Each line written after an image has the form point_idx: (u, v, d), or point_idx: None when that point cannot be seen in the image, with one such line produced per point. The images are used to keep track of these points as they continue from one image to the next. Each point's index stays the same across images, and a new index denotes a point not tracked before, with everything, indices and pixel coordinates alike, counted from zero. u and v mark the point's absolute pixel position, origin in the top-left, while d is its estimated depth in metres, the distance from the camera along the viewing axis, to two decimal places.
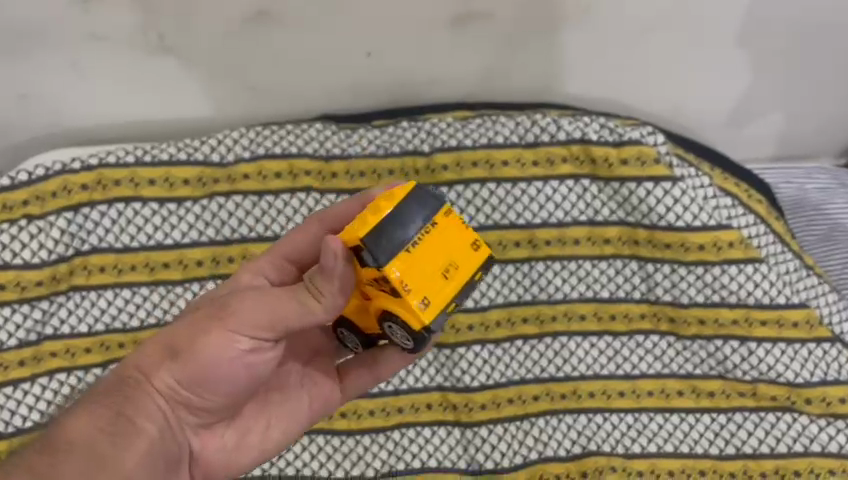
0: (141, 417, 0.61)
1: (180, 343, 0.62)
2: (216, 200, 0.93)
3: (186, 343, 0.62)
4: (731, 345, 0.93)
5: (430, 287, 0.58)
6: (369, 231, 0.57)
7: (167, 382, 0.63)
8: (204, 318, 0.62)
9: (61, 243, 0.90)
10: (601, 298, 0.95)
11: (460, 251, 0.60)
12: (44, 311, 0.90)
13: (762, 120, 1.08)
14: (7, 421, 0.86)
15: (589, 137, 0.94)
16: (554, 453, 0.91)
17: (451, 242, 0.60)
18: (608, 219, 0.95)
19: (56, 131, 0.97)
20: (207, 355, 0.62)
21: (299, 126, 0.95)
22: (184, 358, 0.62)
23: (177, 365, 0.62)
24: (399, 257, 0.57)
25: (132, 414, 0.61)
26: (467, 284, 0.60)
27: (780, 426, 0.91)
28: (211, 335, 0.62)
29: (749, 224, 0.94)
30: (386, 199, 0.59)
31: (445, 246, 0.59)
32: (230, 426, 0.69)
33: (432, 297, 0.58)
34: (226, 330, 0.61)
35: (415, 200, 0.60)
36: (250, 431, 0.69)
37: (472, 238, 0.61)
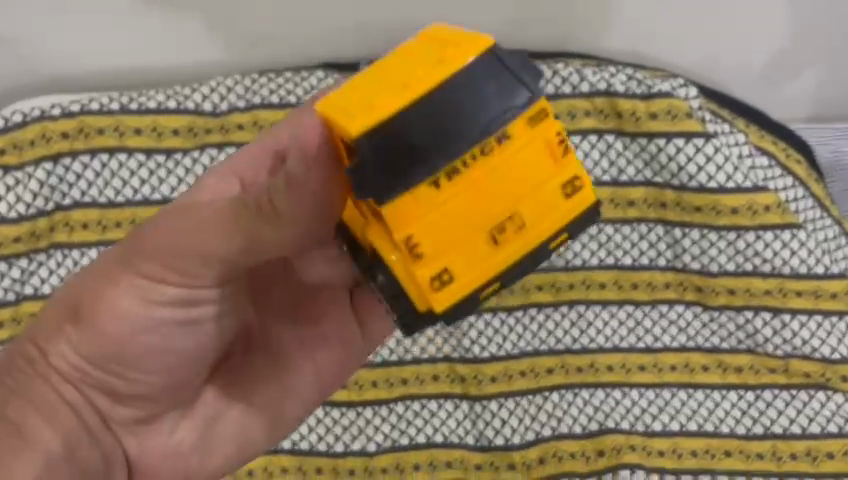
0: (33, 407, 0.52)
1: (79, 305, 0.53)
2: (208, 152, 0.86)
3: (85, 308, 0.53)
4: (763, 318, 0.86)
5: (461, 254, 0.36)
6: (374, 129, 0.33)
7: (67, 357, 0.53)
8: (104, 275, 0.52)
9: (40, 197, 0.84)
10: (623, 265, 0.88)
11: (536, 198, 0.37)
12: (23, 270, 0.84)
13: (806, 79, 0.97)
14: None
15: (615, 89, 0.87)
16: (569, 430, 0.85)
17: (528, 175, 0.36)
18: (633, 179, 0.88)
19: (36, 77, 0.89)
20: (110, 315, 0.52)
21: (298, 73, 0.87)
22: (84, 325, 0.53)
23: (77, 333, 0.53)
24: (417, 195, 0.35)
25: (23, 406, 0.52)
26: (528, 257, 0.38)
27: (812, 405, 0.84)
28: (116, 292, 0.52)
29: (786, 186, 0.87)
30: (420, 62, 0.35)
31: (506, 187, 0.36)
32: (184, 411, 0.59)
33: (458, 271, 0.37)
34: (134, 281, 0.52)
35: (472, 88, 0.34)
36: (221, 414, 0.60)
37: (559, 178, 0.37)
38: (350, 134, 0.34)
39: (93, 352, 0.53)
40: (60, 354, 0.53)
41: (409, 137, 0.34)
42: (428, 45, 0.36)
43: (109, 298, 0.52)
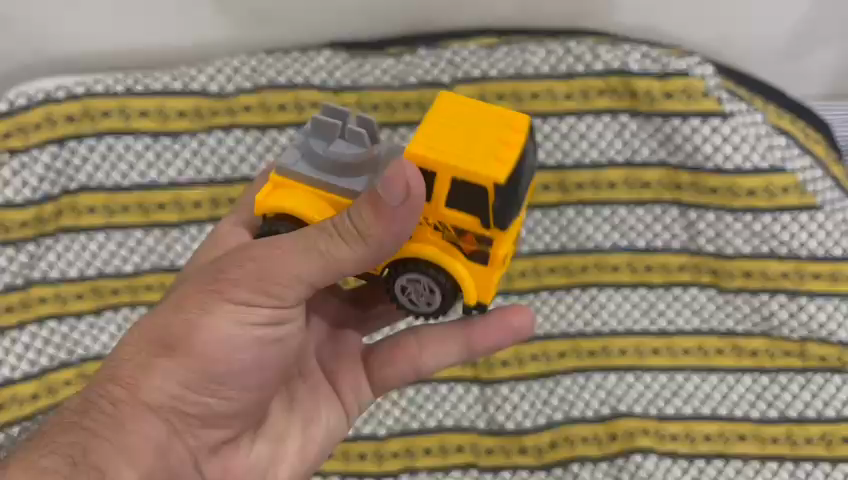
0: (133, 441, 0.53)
1: (172, 335, 0.54)
2: (216, 134, 0.85)
3: (180, 338, 0.54)
4: (779, 300, 0.85)
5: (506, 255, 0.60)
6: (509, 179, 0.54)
7: (162, 389, 0.54)
8: (198, 304, 0.54)
9: (47, 181, 0.83)
10: (637, 247, 0.87)
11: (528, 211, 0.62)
12: (32, 254, 0.82)
13: (829, 55, 0.93)
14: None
15: (629, 68, 0.85)
16: (581, 414, 0.84)
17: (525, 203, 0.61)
18: (648, 160, 0.86)
19: (39, 59, 0.88)
20: (205, 345, 0.54)
21: (307, 53, 0.86)
22: (180, 354, 0.54)
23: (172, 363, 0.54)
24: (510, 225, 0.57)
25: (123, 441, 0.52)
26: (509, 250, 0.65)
27: (829, 388, 0.83)
28: (211, 323, 0.54)
29: (805, 167, 0.85)
30: (505, 129, 0.55)
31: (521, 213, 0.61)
32: (256, 437, 0.62)
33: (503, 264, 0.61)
34: (227, 309, 0.54)
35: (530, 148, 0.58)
36: (284, 439, 0.64)
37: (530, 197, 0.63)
38: (501, 181, 0.53)
39: (185, 381, 0.55)
40: (151, 390, 0.54)
41: (515, 187, 0.55)
42: (498, 117, 0.56)
43: (202, 329, 0.54)
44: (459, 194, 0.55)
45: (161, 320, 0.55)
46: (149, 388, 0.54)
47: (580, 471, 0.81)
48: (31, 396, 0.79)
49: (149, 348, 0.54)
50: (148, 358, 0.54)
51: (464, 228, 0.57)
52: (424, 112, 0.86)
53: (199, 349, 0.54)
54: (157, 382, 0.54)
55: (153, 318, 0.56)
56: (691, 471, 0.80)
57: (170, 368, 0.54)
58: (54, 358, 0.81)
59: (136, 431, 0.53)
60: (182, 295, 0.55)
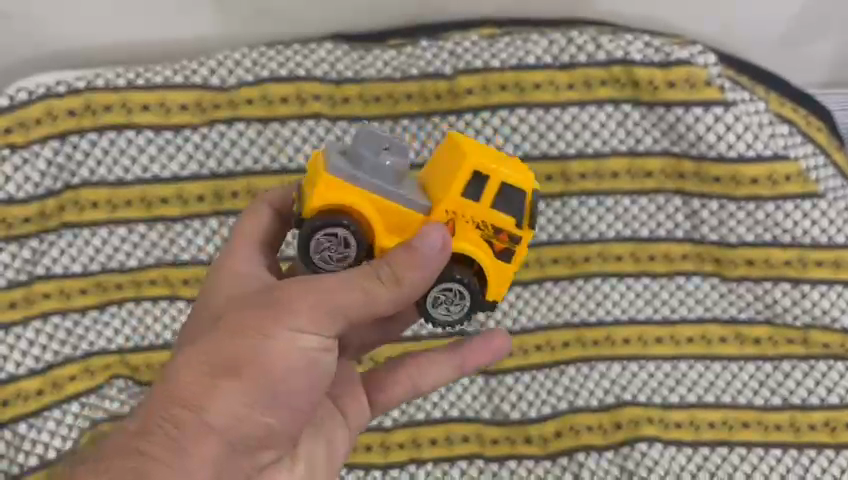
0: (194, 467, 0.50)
1: (236, 358, 0.52)
2: (218, 128, 0.85)
3: (243, 362, 0.52)
4: (782, 288, 0.85)
5: None
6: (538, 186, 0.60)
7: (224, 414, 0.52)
8: (259, 329, 0.52)
9: (49, 176, 0.83)
10: (639, 237, 0.87)
11: None
12: (35, 250, 0.83)
13: (827, 43, 0.93)
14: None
15: (632, 57, 0.84)
16: (586, 403, 0.84)
17: None
18: (651, 149, 0.86)
19: (37, 53, 0.88)
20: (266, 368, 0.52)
21: (308, 45, 0.85)
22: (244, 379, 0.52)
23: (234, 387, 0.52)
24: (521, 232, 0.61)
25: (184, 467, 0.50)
26: None
27: (831, 375, 0.83)
28: (274, 347, 0.52)
29: (807, 154, 0.85)
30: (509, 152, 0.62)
31: None
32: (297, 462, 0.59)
33: None
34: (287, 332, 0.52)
35: None
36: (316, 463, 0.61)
37: None
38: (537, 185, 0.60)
39: (244, 404, 0.52)
40: (216, 415, 0.51)
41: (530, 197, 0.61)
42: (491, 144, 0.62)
43: (264, 351, 0.52)
44: (503, 196, 0.58)
45: (220, 345, 0.52)
46: (209, 412, 0.51)
47: (586, 461, 0.82)
48: (36, 392, 0.81)
49: (209, 371, 0.52)
50: (204, 381, 0.51)
51: (500, 229, 0.58)
52: (425, 103, 0.86)
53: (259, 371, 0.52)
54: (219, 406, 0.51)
55: (205, 344, 0.53)
56: (695, 458, 0.81)
57: (231, 390, 0.52)
58: (58, 353, 0.82)
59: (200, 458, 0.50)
60: (234, 321, 0.53)
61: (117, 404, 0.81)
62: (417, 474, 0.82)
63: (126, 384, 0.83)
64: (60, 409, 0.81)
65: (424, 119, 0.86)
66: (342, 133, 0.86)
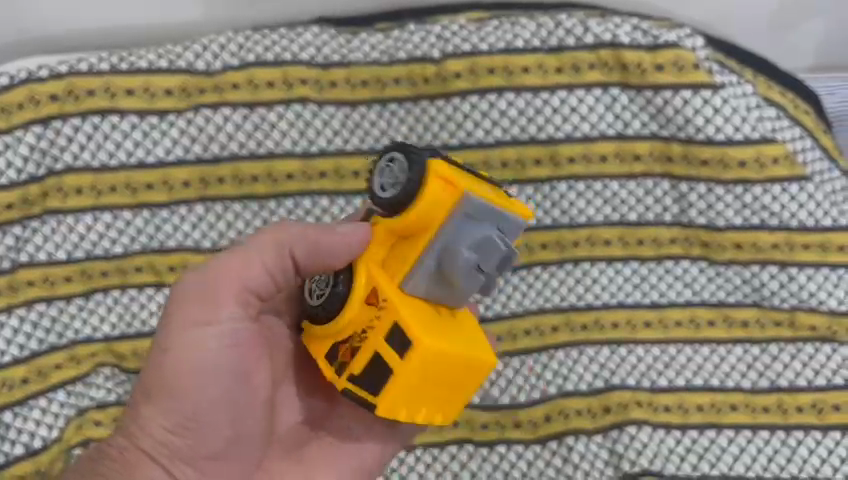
0: (154, 444, 0.63)
1: (175, 349, 0.61)
2: (203, 113, 0.84)
3: (183, 353, 0.61)
4: (770, 271, 0.86)
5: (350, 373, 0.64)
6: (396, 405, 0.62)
7: (172, 403, 0.62)
8: (196, 315, 0.61)
9: (32, 162, 0.81)
10: (628, 222, 0.87)
11: None
12: (18, 237, 0.81)
13: (813, 28, 0.93)
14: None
15: (620, 40, 0.85)
16: (575, 387, 0.84)
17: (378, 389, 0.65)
18: (639, 133, 0.86)
19: (19, 37, 0.86)
20: (204, 354, 0.61)
21: (293, 28, 0.85)
22: (181, 369, 0.61)
23: (175, 377, 0.62)
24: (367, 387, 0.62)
25: (149, 445, 0.63)
26: None
27: (818, 357, 0.84)
28: (208, 331, 0.62)
29: (794, 137, 0.86)
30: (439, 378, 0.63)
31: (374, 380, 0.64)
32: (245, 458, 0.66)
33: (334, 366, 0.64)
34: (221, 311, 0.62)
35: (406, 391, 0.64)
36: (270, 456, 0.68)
37: None
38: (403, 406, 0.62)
39: (168, 424, 0.62)
40: (166, 404, 0.62)
41: None
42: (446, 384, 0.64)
43: (200, 340, 0.61)
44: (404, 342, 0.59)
45: (164, 345, 0.62)
46: (159, 401, 0.62)
47: (575, 444, 0.82)
48: (21, 381, 0.80)
49: (156, 363, 0.62)
50: (155, 377, 0.62)
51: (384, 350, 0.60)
52: (413, 87, 0.85)
53: (176, 388, 0.62)
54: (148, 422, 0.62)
55: (157, 345, 0.62)
56: (684, 441, 0.82)
57: (155, 411, 0.62)
58: (44, 342, 0.81)
59: (139, 465, 0.63)
60: (175, 318, 0.62)
61: (103, 392, 0.81)
62: (406, 459, 0.82)
63: (113, 372, 0.82)
64: (46, 398, 0.80)
65: (411, 104, 0.86)
66: (328, 119, 0.85)
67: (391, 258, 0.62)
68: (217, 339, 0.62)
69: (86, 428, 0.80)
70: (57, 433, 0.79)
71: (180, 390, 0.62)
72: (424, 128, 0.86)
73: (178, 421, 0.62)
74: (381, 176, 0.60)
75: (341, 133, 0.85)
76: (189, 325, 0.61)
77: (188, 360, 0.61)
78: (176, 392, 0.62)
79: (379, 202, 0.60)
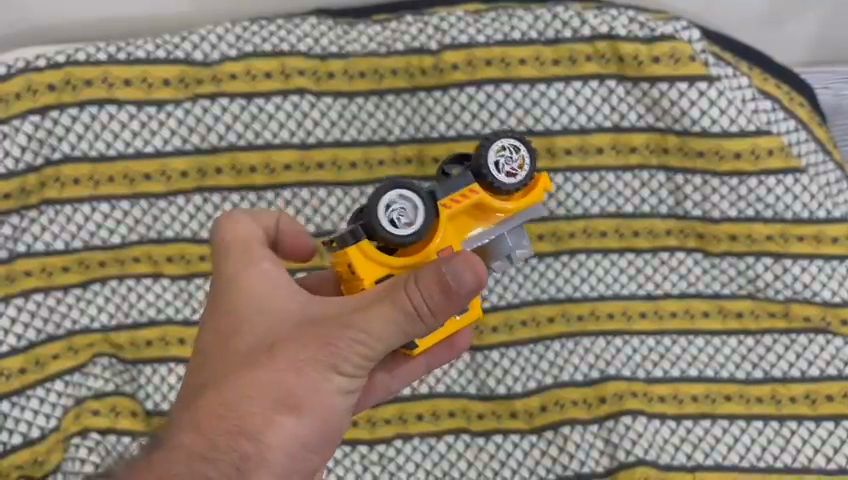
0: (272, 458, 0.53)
1: (320, 368, 0.54)
2: (201, 104, 0.84)
3: (322, 376, 0.54)
4: (764, 263, 0.86)
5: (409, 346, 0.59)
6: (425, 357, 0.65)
7: (300, 420, 0.54)
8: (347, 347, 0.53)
9: (29, 151, 0.81)
10: (624, 213, 0.87)
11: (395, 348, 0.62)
12: (15, 227, 0.82)
13: (808, 23, 0.94)
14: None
15: (616, 33, 0.85)
16: (570, 378, 0.84)
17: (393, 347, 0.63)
18: (635, 125, 0.87)
19: (16, 28, 0.86)
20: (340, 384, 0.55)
21: (292, 19, 0.85)
22: (316, 392, 0.54)
23: (308, 400, 0.54)
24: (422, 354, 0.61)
25: (266, 456, 0.53)
26: None
27: (812, 348, 0.85)
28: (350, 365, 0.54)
29: (789, 130, 0.87)
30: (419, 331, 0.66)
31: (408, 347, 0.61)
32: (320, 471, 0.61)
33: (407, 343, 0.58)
34: (372, 351, 0.53)
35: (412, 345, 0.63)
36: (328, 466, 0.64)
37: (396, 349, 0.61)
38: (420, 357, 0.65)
39: (298, 438, 0.55)
40: (292, 419, 0.54)
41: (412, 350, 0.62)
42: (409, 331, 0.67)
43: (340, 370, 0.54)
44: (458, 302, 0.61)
45: (309, 363, 0.54)
46: (288, 413, 0.54)
47: (570, 434, 0.83)
48: (19, 370, 0.80)
49: (294, 375, 0.54)
50: (290, 389, 0.54)
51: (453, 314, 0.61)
52: (410, 79, 0.86)
53: (311, 409, 0.55)
54: (271, 437, 0.54)
55: (297, 359, 0.54)
56: (678, 431, 0.83)
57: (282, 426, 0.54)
58: (41, 331, 0.81)
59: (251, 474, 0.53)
60: (327, 339, 0.53)
61: (101, 382, 0.82)
62: (403, 449, 0.83)
63: (111, 362, 0.83)
64: (44, 387, 0.80)
65: (409, 95, 0.86)
66: (326, 109, 0.85)
67: (456, 224, 0.58)
68: (355, 375, 0.55)
69: (84, 417, 0.80)
70: (55, 422, 0.80)
71: (314, 411, 0.55)
72: (421, 120, 0.86)
73: (301, 441, 0.55)
74: (500, 156, 0.57)
75: (339, 124, 0.85)
76: (336, 353, 0.53)
77: (325, 384, 0.54)
78: (308, 412, 0.55)
79: (491, 179, 0.56)
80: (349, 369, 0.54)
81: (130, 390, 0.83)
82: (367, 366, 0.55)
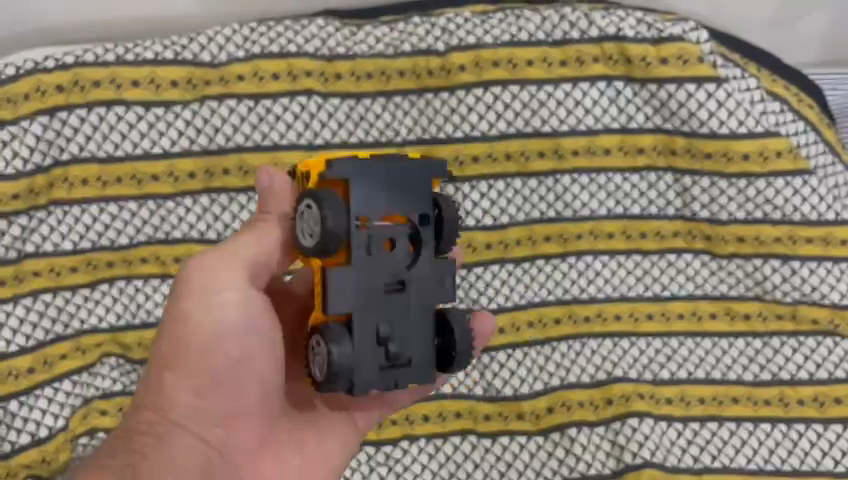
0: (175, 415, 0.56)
1: (183, 320, 0.56)
2: (208, 104, 0.84)
3: (195, 323, 0.56)
4: (772, 265, 0.86)
5: None
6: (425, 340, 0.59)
7: (194, 371, 0.56)
8: (189, 293, 0.56)
9: (38, 152, 0.81)
10: (631, 214, 0.87)
11: None
12: (24, 227, 0.81)
13: (815, 24, 0.94)
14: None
15: (624, 34, 0.85)
16: (577, 380, 0.84)
17: None
18: (643, 126, 0.86)
19: (23, 28, 0.86)
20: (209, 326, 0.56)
21: (299, 20, 0.85)
22: (196, 338, 0.56)
23: (194, 348, 0.56)
24: None
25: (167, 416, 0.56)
26: None
27: (820, 351, 0.85)
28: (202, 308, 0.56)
29: (797, 131, 0.86)
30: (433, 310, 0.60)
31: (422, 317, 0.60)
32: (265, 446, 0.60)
33: None
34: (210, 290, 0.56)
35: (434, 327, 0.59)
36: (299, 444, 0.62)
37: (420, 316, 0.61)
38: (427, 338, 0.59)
39: (190, 389, 0.57)
40: (184, 373, 0.56)
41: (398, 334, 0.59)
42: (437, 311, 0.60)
43: (189, 317, 0.56)
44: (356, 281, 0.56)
45: (179, 317, 0.56)
46: (177, 368, 0.56)
47: (577, 436, 0.83)
48: (27, 371, 0.80)
49: (170, 331, 0.57)
50: (171, 344, 0.56)
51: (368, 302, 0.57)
52: (418, 80, 0.86)
53: (195, 358, 0.56)
54: (167, 399, 0.56)
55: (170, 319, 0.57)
56: (685, 433, 0.83)
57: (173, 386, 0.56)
58: (49, 332, 0.81)
59: (159, 434, 0.55)
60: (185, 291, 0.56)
61: (108, 382, 0.83)
62: (410, 449, 0.83)
63: (118, 362, 0.84)
64: (52, 387, 0.81)
65: (416, 96, 0.86)
66: (333, 111, 0.85)
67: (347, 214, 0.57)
68: (213, 320, 0.56)
69: (92, 417, 0.81)
70: (63, 422, 0.80)
71: (196, 359, 0.56)
72: (429, 121, 0.86)
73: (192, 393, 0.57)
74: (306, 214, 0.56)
75: (346, 125, 0.86)
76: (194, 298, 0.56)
77: (198, 330, 0.56)
78: (194, 362, 0.56)
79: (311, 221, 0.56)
80: (198, 312, 0.56)
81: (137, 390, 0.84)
82: (205, 311, 0.56)
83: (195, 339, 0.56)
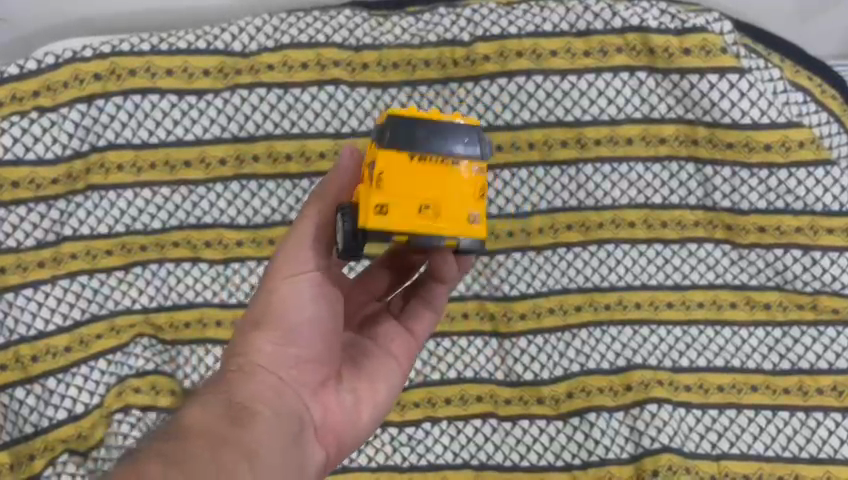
0: (257, 372, 0.57)
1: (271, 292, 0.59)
2: (239, 93, 0.86)
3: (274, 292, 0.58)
4: (792, 255, 0.86)
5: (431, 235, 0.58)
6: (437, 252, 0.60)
7: (279, 331, 0.58)
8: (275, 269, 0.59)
9: (76, 138, 0.85)
10: (653, 204, 0.88)
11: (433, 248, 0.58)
12: (62, 211, 0.85)
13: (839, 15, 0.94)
14: (12, 329, 0.82)
15: (648, 25, 0.86)
16: (597, 366, 0.86)
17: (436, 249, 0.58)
18: (665, 116, 0.87)
19: (63, 19, 0.89)
20: (289, 292, 0.58)
21: (327, 10, 0.87)
22: (276, 306, 0.58)
23: (277, 312, 0.58)
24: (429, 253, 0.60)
25: (247, 374, 0.57)
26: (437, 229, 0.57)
27: (840, 340, 0.86)
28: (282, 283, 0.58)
29: (821, 122, 0.86)
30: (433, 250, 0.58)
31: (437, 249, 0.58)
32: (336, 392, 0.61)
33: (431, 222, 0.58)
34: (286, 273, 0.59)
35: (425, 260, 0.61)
36: (358, 394, 0.62)
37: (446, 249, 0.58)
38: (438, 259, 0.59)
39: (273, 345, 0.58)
40: (269, 335, 0.58)
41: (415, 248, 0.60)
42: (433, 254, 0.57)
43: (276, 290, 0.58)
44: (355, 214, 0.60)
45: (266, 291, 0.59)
46: (264, 329, 0.58)
47: (596, 421, 0.84)
48: (64, 349, 0.83)
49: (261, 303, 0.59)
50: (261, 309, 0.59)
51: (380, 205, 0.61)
52: (442, 70, 0.87)
53: (277, 320, 0.58)
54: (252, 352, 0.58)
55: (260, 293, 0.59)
56: (704, 420, 0.84)
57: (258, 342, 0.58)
58: (85, 311, 0.84)
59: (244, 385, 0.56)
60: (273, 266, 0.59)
61: (142, 361, 0.85)
62: (432, 431, 0.85)
63: (150, 342, 0.86)
64: (88, 366, 0.83)
65: (441, 85, 0.87)
66: (360, 100, 0.87)
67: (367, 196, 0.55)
68: (298, 284, 0.58)
69: (127, 394, 0.83)
70: (98, 399, 0.83)
71: (280, 320, 0.58)
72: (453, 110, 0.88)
73: (274, 351, 0.58)
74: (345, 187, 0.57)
75: (373, 113, 0.88)
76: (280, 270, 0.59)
77: (283, 299, 0.58)
78: (275, 323, 0.58)
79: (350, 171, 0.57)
80: (285, 283, 0.58)
81: (169, 369, 0.86)
82: (289, 279, 0.58)
83: (277, 304, 0.58)
